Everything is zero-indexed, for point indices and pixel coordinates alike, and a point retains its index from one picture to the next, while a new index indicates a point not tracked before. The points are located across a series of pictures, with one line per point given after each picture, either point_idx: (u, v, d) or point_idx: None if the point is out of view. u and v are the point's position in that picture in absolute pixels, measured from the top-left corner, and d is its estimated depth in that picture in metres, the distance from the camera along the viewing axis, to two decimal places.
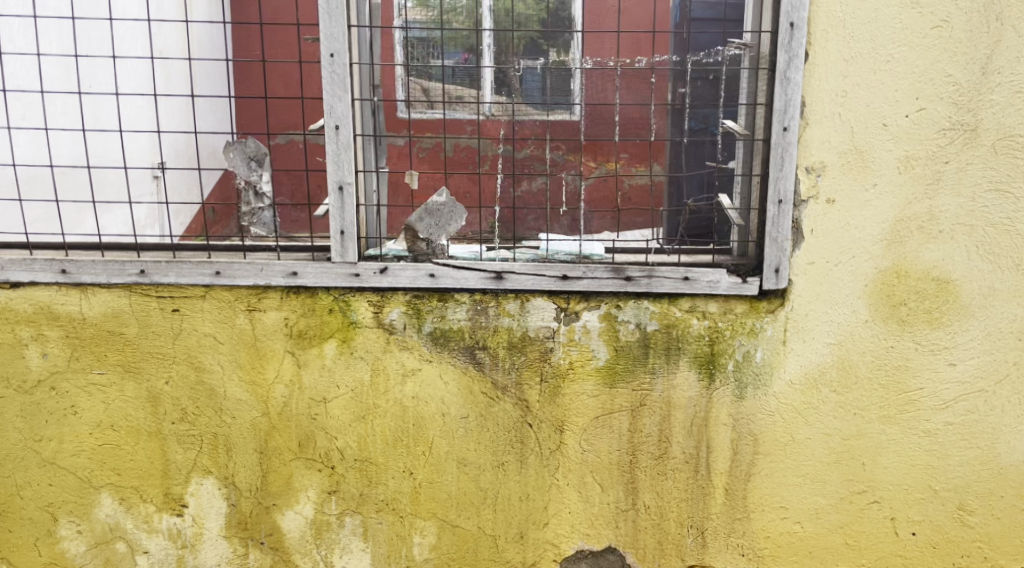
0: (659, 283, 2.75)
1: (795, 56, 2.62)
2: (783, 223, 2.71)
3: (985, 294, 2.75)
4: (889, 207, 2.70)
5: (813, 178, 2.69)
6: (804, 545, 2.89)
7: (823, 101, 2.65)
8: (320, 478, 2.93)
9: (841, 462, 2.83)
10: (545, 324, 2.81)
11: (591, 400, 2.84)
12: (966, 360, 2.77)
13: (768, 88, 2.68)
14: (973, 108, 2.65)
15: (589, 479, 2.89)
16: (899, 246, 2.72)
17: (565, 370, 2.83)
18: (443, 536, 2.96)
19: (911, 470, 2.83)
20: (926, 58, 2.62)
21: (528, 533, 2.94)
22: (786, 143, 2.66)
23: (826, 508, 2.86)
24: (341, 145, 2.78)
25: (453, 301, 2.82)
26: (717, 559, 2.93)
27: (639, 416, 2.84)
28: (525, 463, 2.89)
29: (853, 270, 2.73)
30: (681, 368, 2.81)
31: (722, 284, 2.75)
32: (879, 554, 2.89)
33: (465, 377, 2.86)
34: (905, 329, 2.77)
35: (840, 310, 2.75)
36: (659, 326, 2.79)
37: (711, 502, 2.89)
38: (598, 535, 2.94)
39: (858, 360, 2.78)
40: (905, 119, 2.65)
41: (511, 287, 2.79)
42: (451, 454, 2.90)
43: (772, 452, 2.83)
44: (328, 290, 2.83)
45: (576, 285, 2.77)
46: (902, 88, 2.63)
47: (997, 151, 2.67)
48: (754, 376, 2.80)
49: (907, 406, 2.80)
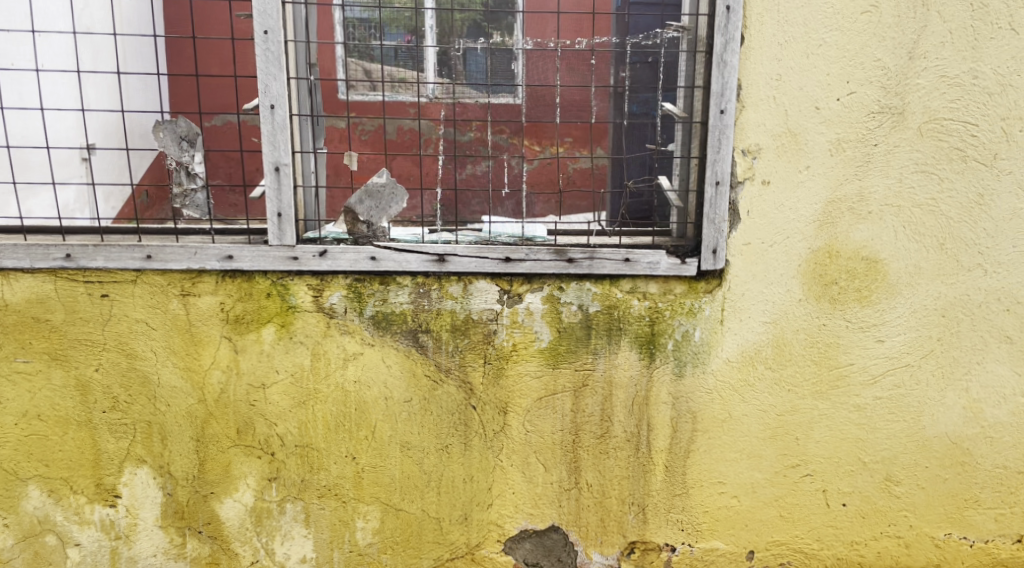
0: (601, 265, 2.78)
1: (731, 40, 2.66)
2: (720, 205, 2.76)
3: (912, 273, 2.82)
4: (821, 189, 2.77)
5: (749, 160, 2.75)
6: (740, 519, 2.96)
7: (759, 84, 2.70)
8: (260, 465, 2.89)
9: (776, 437, 2.90)
10: (488, 306, 2.82)
11: (534, 381, 2.86)
12: (894, 337, 2.85)
13: (706, 70, 2.73)
14: (901, 92, 2.72)
15: (532, 459, 2.92)
16: (831, 227, 2.79)
17: (509, 352, 2.84)
18: (387, 520, 2.96)
19: (841, 443, 2.90)
20: (856, 42, 2.69)
21: (472, 515, 2.96)
22: (722, 126, 2.71)
23: (761, 482, 2.93)
24: (277, 125, 2.72)
25: (395, 283, 2.80)
26: (657, 536, 2.98)
27: (581, 396, 2.88)
28: (469, 446, 2.91)
29: (787, 250, 2.80)
30: (623, 348, 2.85)
31: (662, 265, 2.79)
32: (812, 526, 2.96)
33: (408, 360, 2.85)
34: (837, 307, 2.84)
35: (775, 289, 2.82)
36: (601, 308, 2.82)
37: (652, 479, 2.94)
38: (542, 515, 2.97)
39: (792, 338, 2.85)
40: (836, 103, 2.72)
41: (453, 270, 2.78)
42: (395, 437, 2.90)
43: (710, 428, 2.89)
44: (266, 274, 2.78)
45: (519, 268, 2.78)
46: (834, 72, 2.70)
47: (923, 134, 2.75)
48: (692, 355, 2.85)
49: (837, 382, 2.87)
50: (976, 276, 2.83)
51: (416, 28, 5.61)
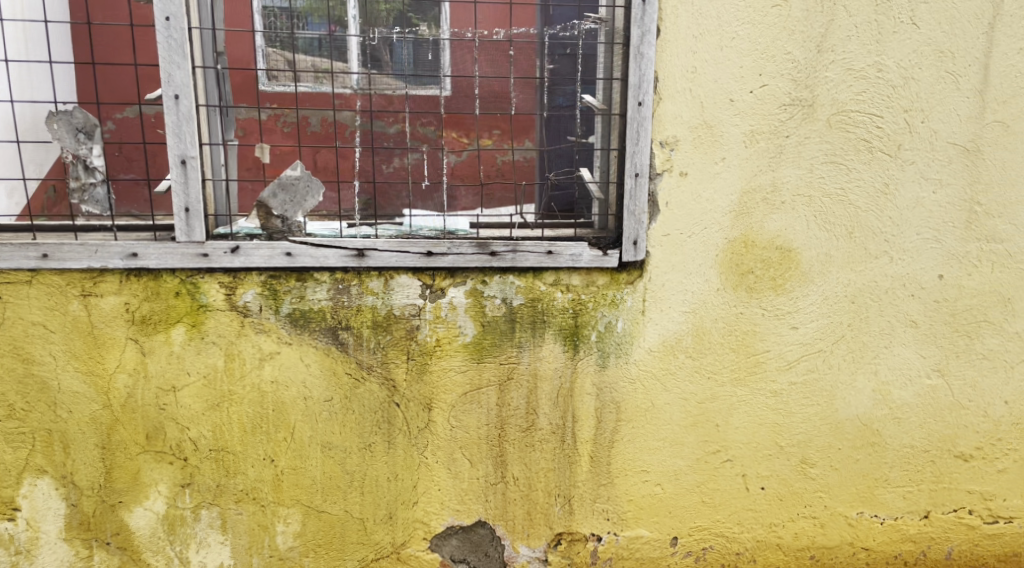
0: (524, 258, 2.76)
1: (647, 32, 2.68)
2: (640, 196, 2.78)
3: (824, 262, 2.88)
4: (737, 179, 2.81)
5: (667, 152, 2.77)
6: (663, 506, 3.00)
7: (674, 77, 2.73)
8: (171, 471, 2.77)
9: (697, 424, 2.95)
10: (410, 301, 2.77)
11: (459, 376, 2.83)
12: (807, 324, 2.91)
13: (623, 63, 2.75)
14: (810, 85, 2.77)
15: (458, 455, 2.89)
16: (746, 217, 2.84)
17: (432, 348, 2.80)
18: (308, 522, 2.88)
19: (759, 428, 2.97)
20: (766, 36, 2.73)
21: (397, 514, 2.91)
22: (641, 118, 2.73)
23: (684, 469, 2.98)
24: (183, 116, 2.60)
25: (312, 280, 2.72)
26: (583, 526, 3.00)
27: (506, 389, 2.86)
28: (393, 444, 2.85)
29: (705, 241, 2.84)
30: (547, 340, 2.84)
31: (584, 257, 2.79)
32: (732, 510, 3.03)
33: (327, 358, 2.77)
34: (753, 296, 2.89)
35: (694, 280, 2.86)
36: (524, 301, 2.81)
37: (577, 470, 2.95)
38: (468, 510, 2.94)
39: (711, 326, 2.89)
40: (750, 95, 2.76)
41: (373, 265, 2.72)
42: (315, 438, 2.82)
43: (634, 418, 2.92)
44: (174, 272, 2.66)
45: (441, 262, 2.74)
46: (746, 65, 2.74)
47: (832, 126, 2.80)
48: (615, 345, 2.87)
49: (754, 368, 2.93)
50: (883, 263, 2.90)
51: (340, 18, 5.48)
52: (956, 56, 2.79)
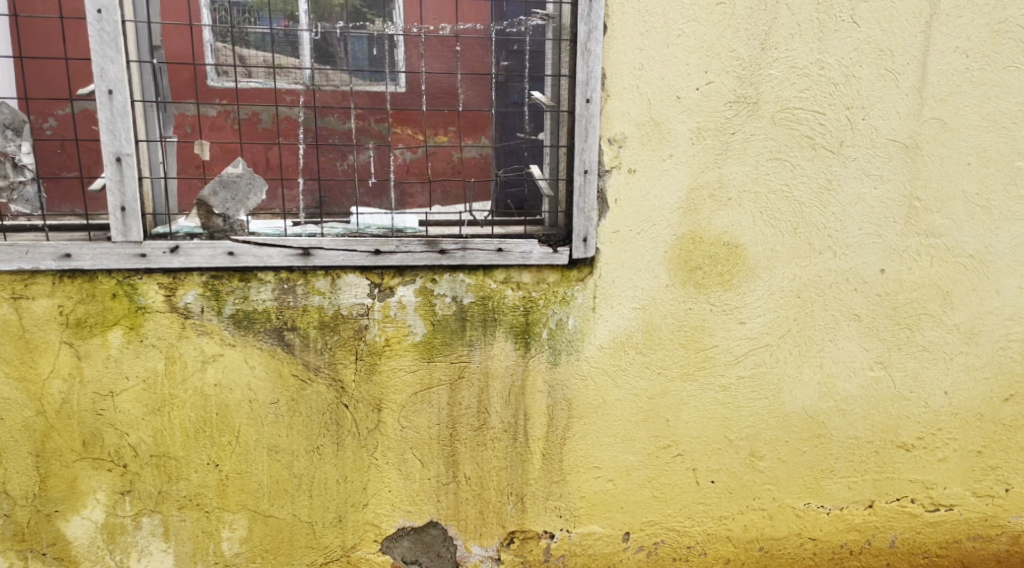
0: (474, 255, 2.74)
1: (593, 28, 2.68)
2: (589, 193, 2.78)
3: (770, 257, 2.92)
4: (684, 176, 2.83)
5: (615, 149, 2.78)
6: (615, 501, 3.01)
7: (621, 74, 2.73)
8: (110, 479, 2.68)
9: (647, 420, 2.96)
10: (358, 301, 2.72)
11: (408, 376, 2.79)
12: (755, 318, 2.95)
13: (571, 59, 2.74)
14: (755, 82, 2.79)
15: (409, 455, 2.85)
16: (694, 213, 2.86)
17: (381, 348, 2.76)
18: (254, 528, 2.81)
19: (708, 422, 3.00)
20: (711, 33, 2.74)
21: (347, 516, 2.86)
22: (589, 115, 2.73)
23: (635, 464, 2.99)
24: (117, 112, 2.52)
25: (256, 280, 2.66)
26: (536, 524, 2.99)
27: (457, 388, 2.83)
28: (342, 446, 2.80)
29: (654, 238, 2.85)
30: (498, 338, 2.82)
31: (534, 254, 2.78)
32: (683, 504, 3.05)
33: (273, 360, 2.71)
34: (701, 292, 2.91)
35: (643, 276, 2.87)
36: (475, 299, 2.78)
37: (529, 468, 2.94)
38: (419, 511, 2.91)
39: (661, 322, 2.91)
40: (696, 92, 2.77)
41: (320, 264, 2.67)
42: (261, 442, 2.76)
43: (585, 414, 2.92)
44: (111, 273, 2.58)
45: (389, 260, 2.70)
46: (692, 62, 2.75)
47: (776, 123, 2.82)
48: (566, 343, 2.86)
49: (703, 363, 2.96)
50: (827, 258, 2.94)
51: (293, 14, 5.18)
52: (895, 54, 2.83)
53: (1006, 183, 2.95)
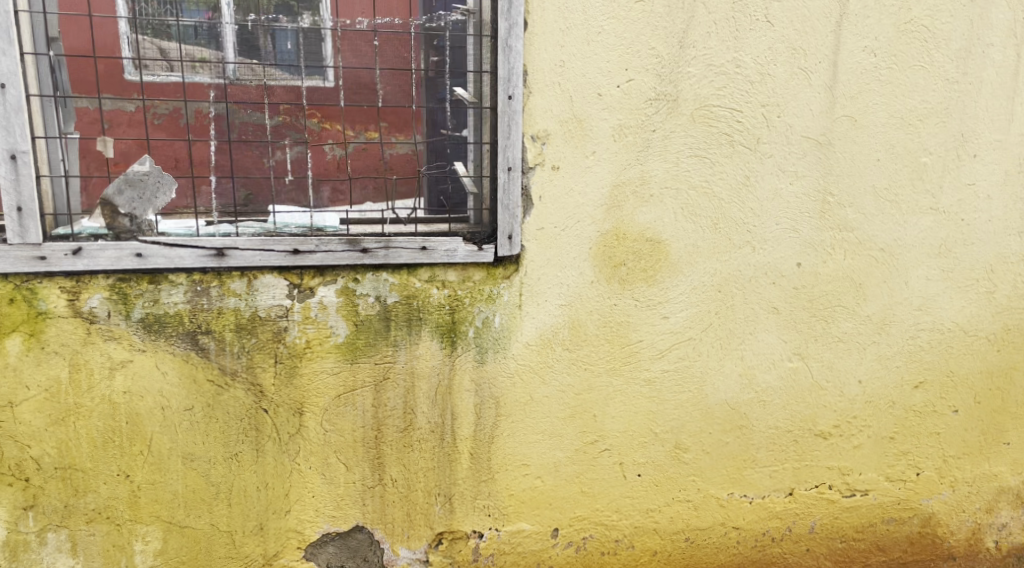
0: (397, 254, 2.68)
1: (514, 24, 2.66)
2: (513, 190, 2.76)
3: (691, 252, 2.96)
4: (607, 172, 2.84)
5: (539, 146, 2.77)
6: (544, 498, 3.00)
7: (543, 70, 2.72)
8: (11, 494, 2.54)
9: (575, 416, 2.96)
10: (277, 302, 2.63)
11: (331, 378, 2.72)
12: (678, 313, 2.99)
13: (493, 55, 2.71)
14: (674, 79, 2.82)
15: (333, 459, 2.78)
16: (617, 210, 2.87)
17: (302, 350, 2.67)
18: (170, 540, 2.69)
19: (634, 416, 3.02)
20: (631, 31, 2.75)
21: (269, 524, 2.77)
22: (511, 111, 2.71)
23: (563, 460, 2.98)
24: (11, 107, 2.37)
25: (167, 282, 2.54)
26: (465, 524, 2.96)
27: (382, 390, 2.77)
28: (262, 452, 2.71)
29: (579, 234, 2.85)
30: (423, 338, 2.77)
31: (459, 252, 2.74)
32: (611, 498, 3.07)
33: (186, 365, 2.59)
34: (625, 288, 2.93)
35: (568, 272, 2.87)
36: (399, 298, 2.73)
37: (457, 468, 2.90)
38: (344, 516, 2.83)
39: (587, 319, 2.91)
40: (617, 89, 2.78)
41: (235, 265, 2.56)
42: (175, 450, 2.64)
43: (513, 412, 2.90)
44: (7, 277, 2.44)
45: (309, 260, 2.61)
46: (613, 60, 2.76)
47: (695, 120, 2.86)
48: (493, 341, 2.84)
49: (629, 358, 2.98)
50: (746, 253, 3.00)
51: None
52: (808, 53, 2.89)
53: (914, 178, 3.05)
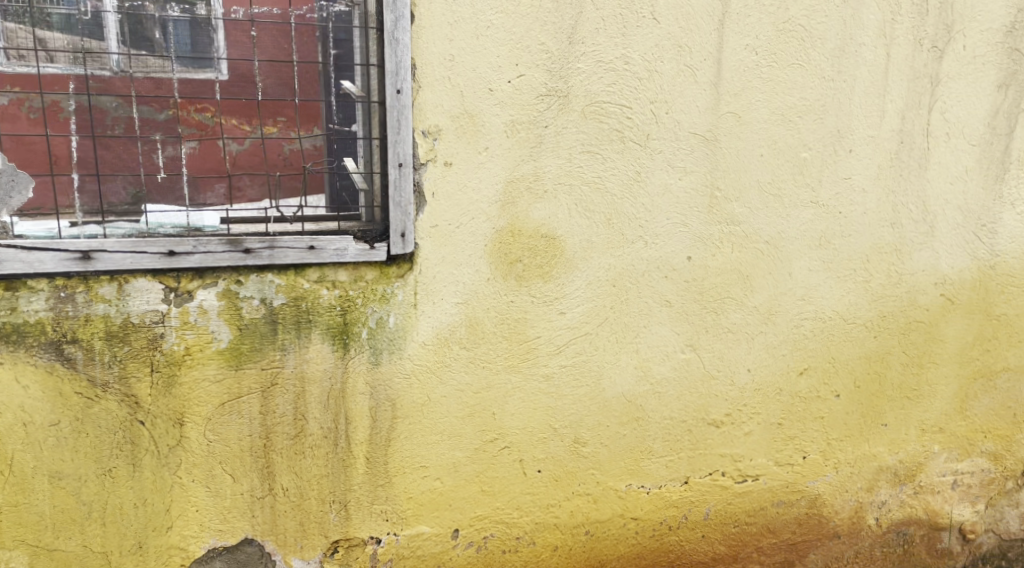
0: (283, 254, 2.59)
1: (400, 17, 2.60)
2: (405, 187, 2.71)
3: (585, 247, 2.97)
4: (501, 169, 2.82)
5: (430, 141, 2.72)
6: (443, 499, 2.97)
7: (432, 64, 2.67)
8: None
9: (473, 415, 2.93)
10: (151, 307, 2.50)
11: (213, 386, 2.61)
12: (574, 308, 3.00)
13: (379, 48, 2.65)
14: (564, 75, 2.82)
15: (217, 471, 2.68)
16: (512, 206, 2.85)
17: (181, 357, 2.56)
18: (38, 563, 2.57)
19: (533, 413, 3.02)
20: (521, 26, 2.74)
21: (148, 542, 2.67)
22: (400, 106, 2.66)
23: (462, 460, 2.96)
24: None
25: (26, 289, 2.38)
26: (361, 530, 2.90)
27: (270, 396, 2.68)
28: (138, 467, 2.60)
29: (473, 231, 2.82)
30: (314, 341, 2.69)
31: (349, 251, 2.67)
32: (511, 496, 3.06)
33: (51, 378, 2.45)
34: (521, 284, 2.91)
35: (464, 270, 2.83)
36: (286, 300, 2.63)
37: (352, 474, 2.84)
38: (232, 529, 2.75)
39: (483, 317, 2.89)
40: (508, 85, 2.77)
41: (103, 269, 2.42)
42: (41, 469, 2.50)
43: (410, 414, 2.85)
44: None
45: (187, 262, 2.49)
46: (503, 54, 2.74)
47: (586, 116, 2.87)
48: (387, 342, 2.78)
49: (526, 355, 2.97)
50: (638, 247, 3.04)
51: None
52: (693, 50, 2.94)
53: (794, 173, 3.15)
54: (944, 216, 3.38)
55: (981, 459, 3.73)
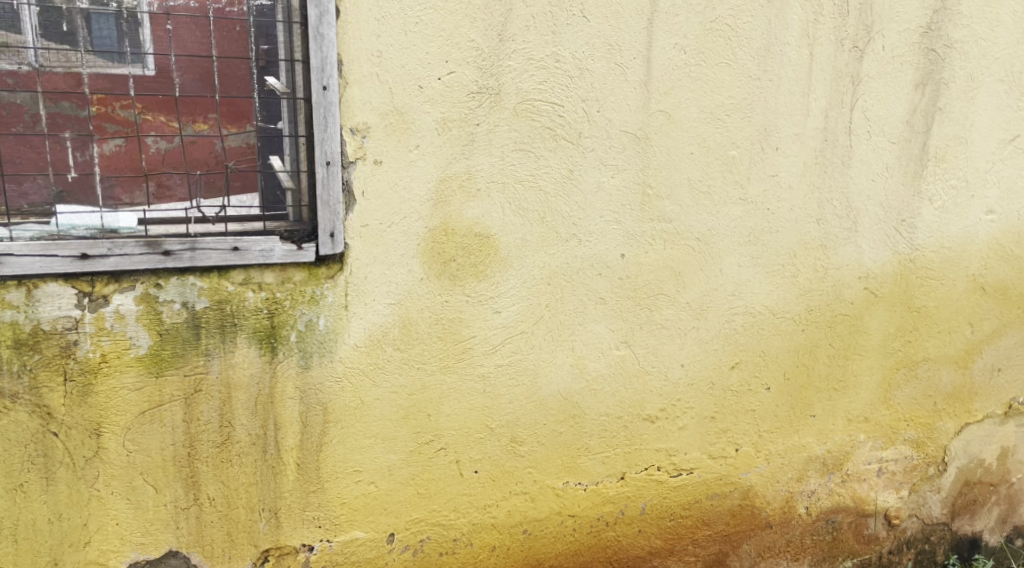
0: (205, 256, 2.51)
1: (325, 12, 2.54)
2: (334, 185, 2.66)
3: (520, 246, 2.96)
4: (432, 167, 2.78)
5: (358, 139, 2.67)
6: (378, 504, 2.92)
7: (359, 61, 2.63)
8: None
9: (408, 417, 2.90)
10: (64, 314, 2.42)
11: (132, 395, 2.53)
12: (509, 307, 2.98)
13: (303, 43, 2.59)
14: (495, 73, 2.80)
15: (138, 482, 2.60)
16: (444, 205, 2.82)
17: (97, 364, 2.48)
18: None
19: (469, 413, 2.99)
20: (450, 22, 2.70)
21: (64, 558, 2.59)
22: (327, 103, 2.60)
23: (397, 463, 2.92)
24: None
25: None
26: (293, 538, 2.84)
27: (194, 403, 2.60)
28: (53, 481, 2.51)
29: (405, 231, 2.78)
30: (240, 346, 2.62)
31: (276, 252, 2.60)
32: (447, 497, 3.03)
33: None
34: (455, 284, 2.89)
35: (397, 270, 2.79)
36: (209, 304, 2.56)
37: (282, 481, 2.77)
38: (155, 542, 2.67)
39: (417, 317, 2.85)
40: (438, 82, 2.73)
41: (10, 273, 2.33)
42: None
43: (343, 418, 2.80)
44: None
45: (101, 265, 2.41)
46: (432, 51, 2.70)
47: (518, 114, 2.86)
48: (318, 345, 2.72)
49: (461, 355, 2.94)
50: (572, 245, 3.04)
51: None
52: (622, 49, 2.95)
53: (723, 170, 3.19)
54: (867, 212, 3.46)
55: (904, 447, 3.83)
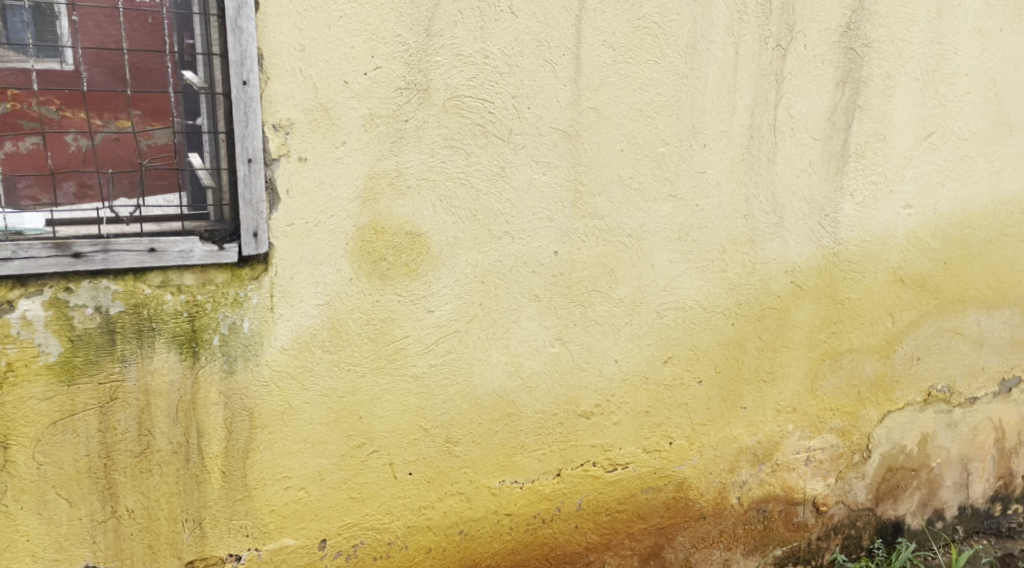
0: (119, 258, 2.42)
1: (243, 4, 2.47)
2: (256, 184, 2.59)
3: (451, 244, 2.92)
4: (360, 164, 2.73)
5: (282, 136, 2.61)
6: (308, 509, 2.86)
7: (281, 55, 2.56)
8: None
9: (339, 420, 2.84)
10: None
11: (42, 405, 2.43)
12: (441, 306, 2.95)
13: (221, 37, 2.51)
14: (423, 69, 2.76)
15: (51, 496, 2.49)
16: (373, 204, 2.77)
17: (3, 374, 2.37)
18: None
19: (402, 414, 2.95)
20: (375, 16, 2.65)
21: None
22: (247, 98, 2.53)
23: (328, 468, 2.86)
24: None
25: None
26: (219, 548, 2.75)
27: (110, 411, 2.51)
28: None
29: (333, 230, 2.72)
30: (158, 351, 2.53)
31: (195, 253, 2.53)
32: (380, 500, 2.98)
33: None
34: (386, 283, 2.84)
35: (325, 270, 2.73)
36: (125, 308, 2.47)
37: (207, 490, 2.69)
38: (70, 558, 2.56)
39: (347, 318, 2.80)
40: (364, 78, 2.68)
41: None
42: None
43: (271, 422, 2.73)
44: None
45: (6, 268, 2.31)
46: (358, 46, 2.65)
47: (447, 110, 2.82)
48: (243, 348, 2.64)
49: (393, 356, 2.89)
50: (505, 243, 3.02)
51: None
52: (551, 45, 2.94)
53: (653, 167, 3.21)
54: (792, 207, 3.53)
55: (831, 436, 3.92)
